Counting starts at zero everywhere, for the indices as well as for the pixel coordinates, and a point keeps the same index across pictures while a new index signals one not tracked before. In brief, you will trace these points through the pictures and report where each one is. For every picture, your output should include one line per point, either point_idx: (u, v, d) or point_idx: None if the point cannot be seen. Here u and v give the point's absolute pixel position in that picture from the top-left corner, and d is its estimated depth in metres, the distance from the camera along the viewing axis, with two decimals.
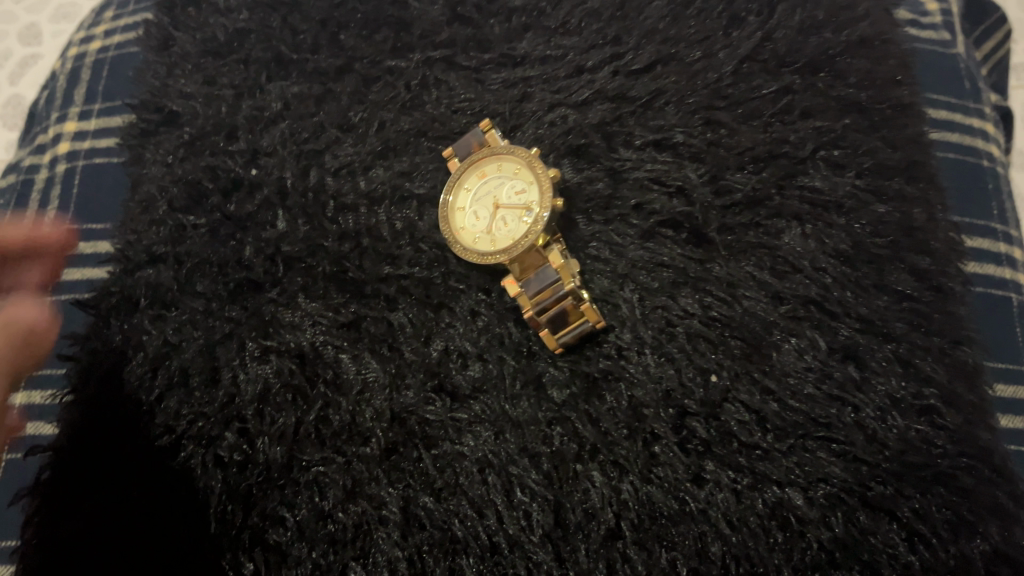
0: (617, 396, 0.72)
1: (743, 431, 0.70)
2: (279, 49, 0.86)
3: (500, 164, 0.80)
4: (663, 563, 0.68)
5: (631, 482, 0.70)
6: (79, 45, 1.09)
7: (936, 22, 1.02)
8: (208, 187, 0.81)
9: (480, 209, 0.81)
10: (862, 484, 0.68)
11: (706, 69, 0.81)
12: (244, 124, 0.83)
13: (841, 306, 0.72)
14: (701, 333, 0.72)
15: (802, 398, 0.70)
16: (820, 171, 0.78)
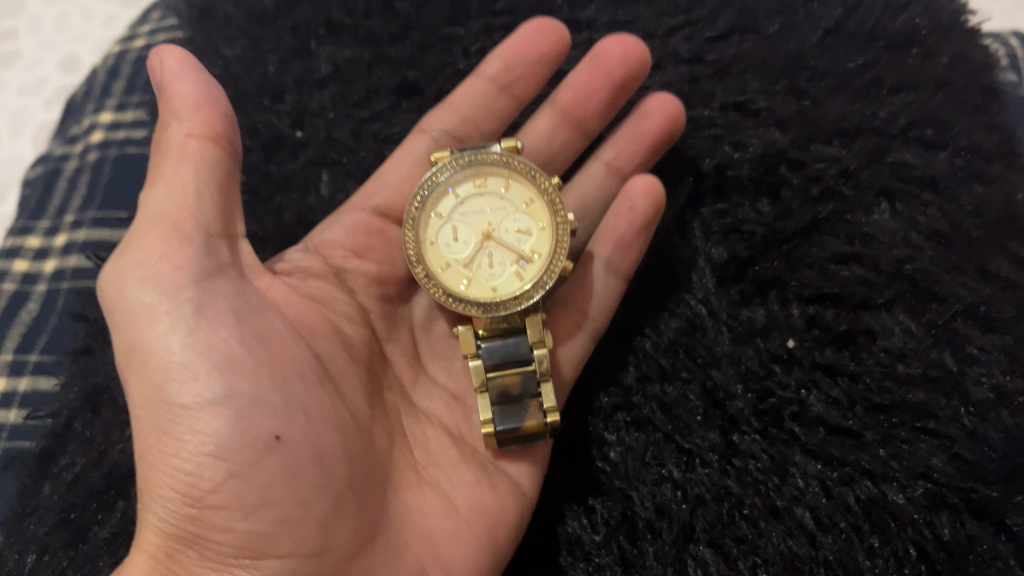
0: (692, 376, 0.64)
1: (833, 412, 0.63)
2: (329, 13, 0.81)
3: (445, 190, 0.64)
4: (743, 567, 0.59)
5: (707, 470, 0.62)
6: (122, 43, 1.10)
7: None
8: (248, 144, 0.75)
9: (464, 229, 0.64)
10: (965, 485, 0.60)
11: (786, 39, 0.75)
12: (292, 87, 0.78)
13: (929, 273, 0.66)
14: (815, 316, 0.66)
15: (902, 383, 0.63)
16: (911, 148, 0.72)
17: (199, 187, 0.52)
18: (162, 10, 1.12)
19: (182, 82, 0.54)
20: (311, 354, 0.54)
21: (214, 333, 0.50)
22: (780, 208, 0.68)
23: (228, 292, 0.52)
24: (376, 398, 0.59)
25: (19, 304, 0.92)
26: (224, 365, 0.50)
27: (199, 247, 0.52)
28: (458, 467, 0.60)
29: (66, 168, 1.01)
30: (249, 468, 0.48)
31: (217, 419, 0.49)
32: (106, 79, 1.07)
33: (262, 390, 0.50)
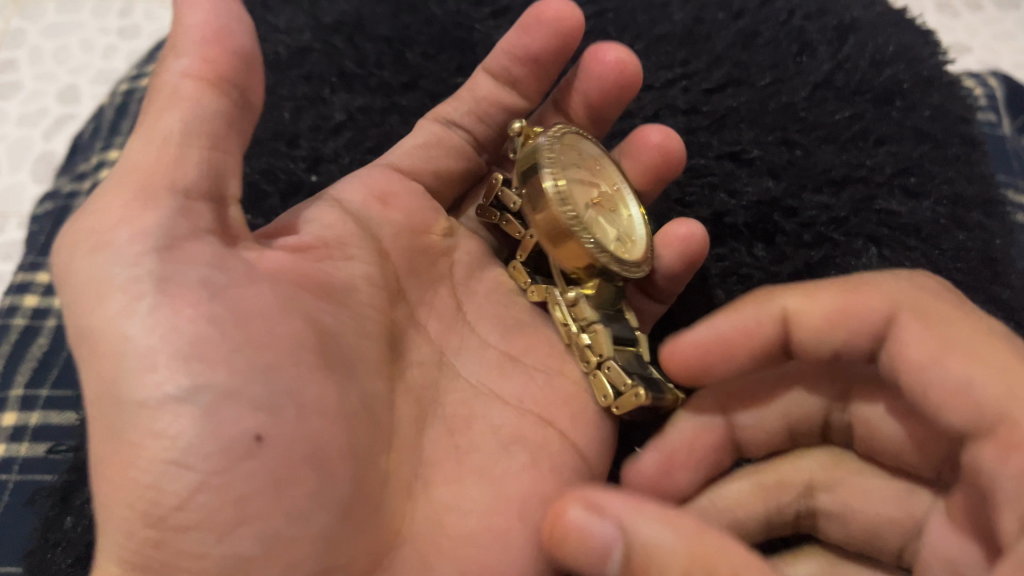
0: None
1: None
2: (342, 64, 0.85)
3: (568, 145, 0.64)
4: None
5: None
6: (130, 83, 1.13)
7: (982, 104, 1.08)
8: (266, 188, 0.78)
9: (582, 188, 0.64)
10: None
11: (778, 92, 0.80)
12: (306, 132, 0.81)
13: None
14: None
15: None
16: (896, 197, 0.76)
17: (187, 133, 0.45)
18: None
19: (193, 11, 0.46)
20: (308, 331, 0.46)
21: (180, 315, 0.42)
22: (776, 254, 0.72)
23: (206, 262, 0.44)
24: (396, 380, 0.52)
25: (28, 340, 0.92)
26: (191, 349, 0.41)
27: (170, 212, 0.44)
28: (509, 449, 0.55)
29: (75, 206, 1.03)
30: (224, 476, 0.40)
31: (184, 418, 0.40)
32: (114, 118, 1.10)
33: (239, 382, 0.41)
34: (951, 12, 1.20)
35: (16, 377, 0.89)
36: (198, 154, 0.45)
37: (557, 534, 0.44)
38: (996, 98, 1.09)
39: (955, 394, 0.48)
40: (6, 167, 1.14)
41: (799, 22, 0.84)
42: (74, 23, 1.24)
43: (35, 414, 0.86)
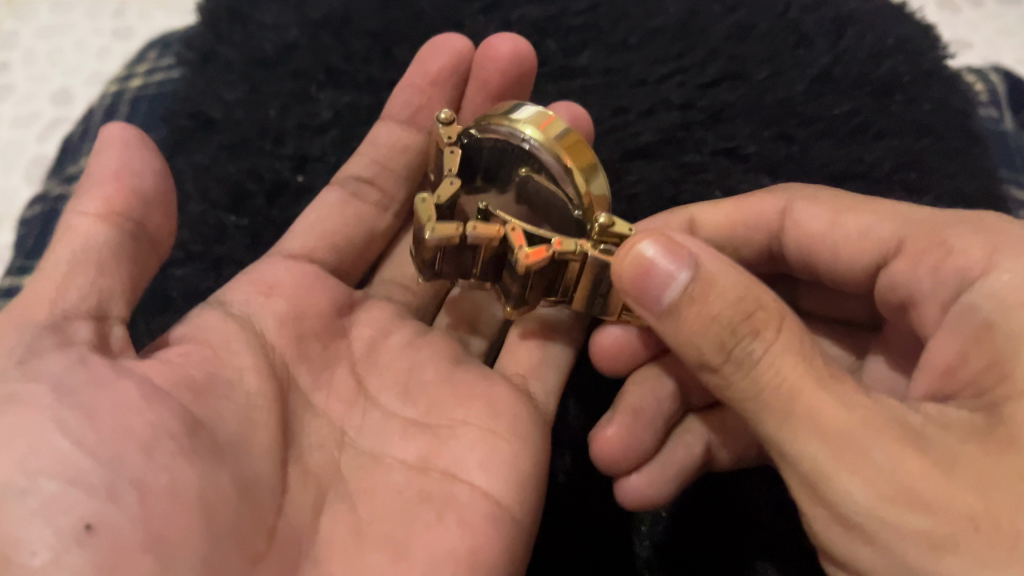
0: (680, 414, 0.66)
1: None
2: (330, 60, 0.83)
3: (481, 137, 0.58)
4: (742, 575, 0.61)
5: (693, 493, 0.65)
6: (119, 84, 1.12)
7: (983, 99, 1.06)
8: (251, 188, 0.76)
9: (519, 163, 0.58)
10: None
11: (775, 86, 0.78)
12: (293, 130, 0.80)
13: None
14: None
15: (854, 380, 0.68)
16: (897, 193, 0.74)
17: (73, 263, 0.47)
18: (158, 51, 1.15)
19: (97, 154, 0.50)
20: (170, 418, 0.45)
21: (23, 419, 0.42)
22: None
23: (59, 370, 0.44)
24: (288, 465, 0.50)
25: None
26: (31, 451, 0.41)
27: (37, 331, 0.45)
28: (414, 511, 0.49)
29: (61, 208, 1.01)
30: (54, 565, 0.39)
31: (20, 521, 0.39)
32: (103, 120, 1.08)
33: (78, 469, 0.41)
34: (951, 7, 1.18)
35: None
36: (83, 280, 0.47)
37: (626, 270, 0.47)
38: (999, 92, 1.07)
39: (859, 237, 0.56)
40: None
41: (796, 14, 0.82)
42: (67, 25, 1.23)
43: None
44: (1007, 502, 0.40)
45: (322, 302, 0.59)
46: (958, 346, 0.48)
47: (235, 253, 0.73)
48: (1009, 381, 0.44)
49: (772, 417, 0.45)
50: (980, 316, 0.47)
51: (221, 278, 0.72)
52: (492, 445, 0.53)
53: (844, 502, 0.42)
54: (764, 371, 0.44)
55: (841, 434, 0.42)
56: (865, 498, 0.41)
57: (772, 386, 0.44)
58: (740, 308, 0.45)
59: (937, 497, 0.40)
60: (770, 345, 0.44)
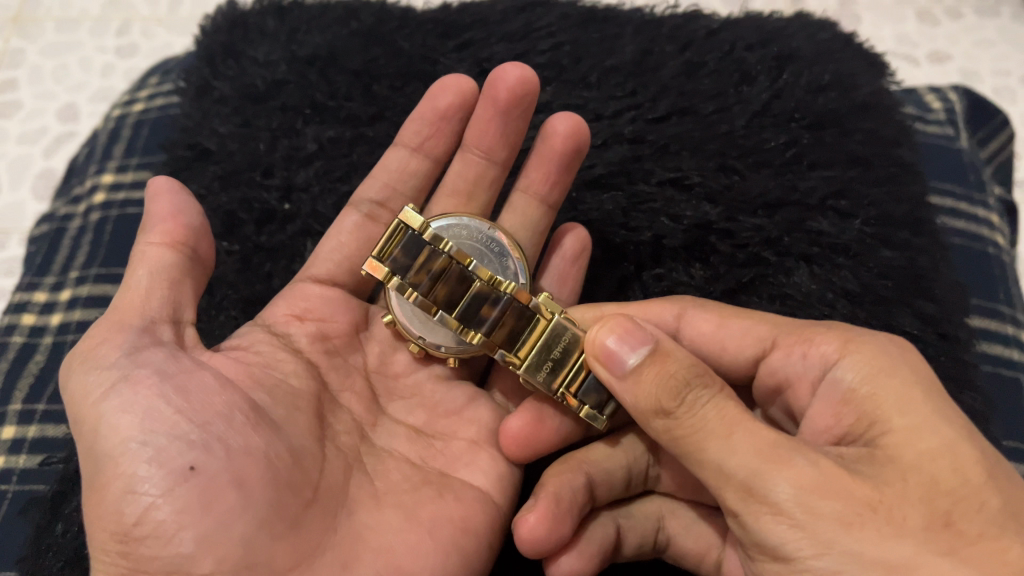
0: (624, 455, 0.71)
1: None
2: (315, 96, 0.91)
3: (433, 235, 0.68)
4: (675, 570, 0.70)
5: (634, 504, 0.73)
6: (122, 107, 1.20)
7: (940, 118, 1.12)
8: (242, 217, 0.84)
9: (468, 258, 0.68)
10: None
11: (720, 121, 0.86)
12: (280, 162, 0.87)
13: None
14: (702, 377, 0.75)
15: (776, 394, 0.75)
16: (828, 219, 0.81)
17: (151, 281, 0.58)
18: (160, 78, 1.23)
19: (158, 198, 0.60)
20: (242, 401, 0.55)
21: (137, 392, 0.52)
22: (710, 273, 0.78)
23: (158, 360, 0.54)
24: (326, 437, 0.59)
25: (26, 358, 0.98)
26: (145, 416, 0.52)
27: (136, 330, 0.56)
28: (420, 488, 0.60)
29: (70, 228, 1.09)
30: (168, 497, 0.50)
31: (134, 461, 0.51)
32: (106, 142, 1.16)
33: (179, 429, 0.52)
34: (909, 42, 1.28)
35: (14, 394, 0.95)
36: (163, 293, 0.58)
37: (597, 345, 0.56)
38: (956, 110, 1.13)
39: (741, 336, 0.63)
40: (7, 184, 1.20)
41: (740, 53, 0.90)
42: (72, 42, 1.30)
43: (31, 426, 0.92)
44: (900, 497, 0.48)
45: (343, 325, 0.69)
46: (831, 408, 0.55)
47: (226, 277, 0.80)
48: (879, 424, 0.52)
49: (714, 449, 0.51)
50: (842, 388, 0.55)
51: (214, 300, 0.79)
52: (477, 456, 0.65)
53: (772, 497, 0.48)
54: (710, 412, 0.51)
55: (775, 448, 0.50)
56: (791, 492, 0.48)
57: (714, 423, 0.51)
58: (695, 370, 0.53)
59: (847, 488, 0.48)
60: (710, 392, 0.52)
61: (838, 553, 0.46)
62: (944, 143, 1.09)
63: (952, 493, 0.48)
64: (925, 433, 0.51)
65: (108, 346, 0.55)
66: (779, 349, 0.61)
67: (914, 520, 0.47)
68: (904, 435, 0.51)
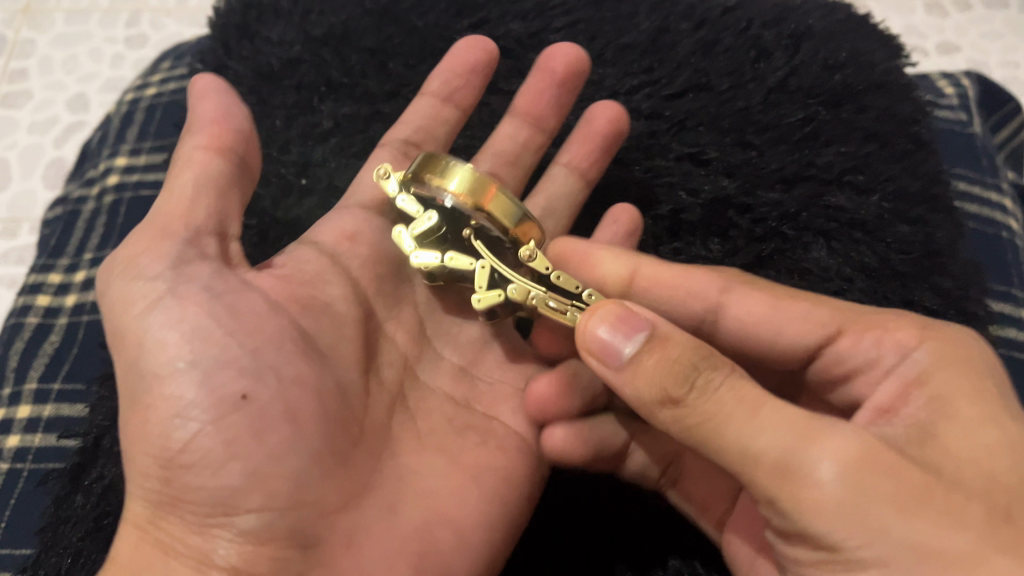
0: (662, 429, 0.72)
1: None
2: (330, 74, 0.91)
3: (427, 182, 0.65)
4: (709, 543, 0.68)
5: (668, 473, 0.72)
6: (135, 91, 1.20)
7: (954, 103, 1.11)
8: (259, 192, 0.84)
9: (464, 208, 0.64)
10: None
11: (736, 97, 0.85)
12: (297, 139, 0.88)
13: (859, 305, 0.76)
14: None
15: None
16: (845, 194, 0.81)
17: (198, 190, 0.58)
18: (172, 61, 1.22)
19: (197, 106, 0.62)
20: (291, 327, 0.57)
21: (185, 309, 0.54)
22: (729, 247, 0.78)
23: (205, 276, 0.56)
24: (371, 370, 0.61)
25: (41, 337, 0.98)
26: (194, 335, 0.53)
27: (181, 241, 0.56)
28: (462, 433, 0.63)
29: (84, 210, 1.09)
30: (217, 424, 0.51)
31: (184, 382, 0.52)
32: (119, 126, 1.16)
33: (230, 354, 0.53)
34: (918, 33, 1.26)
35: (30, 371, 0.95)
36: (207, 203, 0.58)
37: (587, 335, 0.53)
38: (968, 96, 1.12)
39: (800, 318, 0.59)
40: (19, 173, 1.20)
41: (757, 29, 0.89)
42: (82, 34, 1.31)
43: (48, 403, 0.92)
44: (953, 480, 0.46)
45: None
46: (897, 387, 0.53)
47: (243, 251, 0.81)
48: (946, 404, 0.50)
49: (738, 427, 0.48)
50: (918, 370, 0.52)
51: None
52: (518, 403, 0.67)
53: (813, 478, 0.46)
54: (726, 393, 0.49)
55: (810, 426, 0.47)
56: (833, 471, 0.46)
57: (732, 403, 0.48)
58: (700, 350, 0.50)
59: (897, 467, 0.46)
60: (731, 373, 0.49)
61: (890, 539, 0.44)
62: (957, 128, 1.09)
63: (1000, 488, 0.46)
64: (977, 432, 0.48)
65: (152, 254, 0.55)
66: (848, 335, 0.57)
67: (968, 512, 0.45)
68: (954, 429, 0.49)
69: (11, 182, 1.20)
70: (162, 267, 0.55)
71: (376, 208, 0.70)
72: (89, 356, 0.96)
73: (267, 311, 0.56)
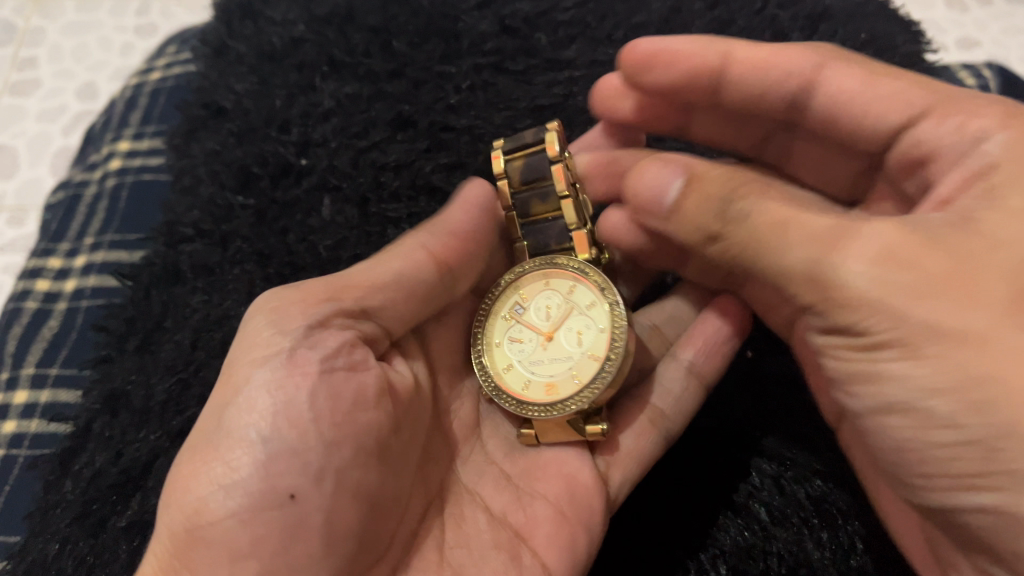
0: (700, 416, 0.70)
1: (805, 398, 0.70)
2: (332, 53, 0.89)
3: (523, 299, 0.71)
4: (740, 548, 0.66)
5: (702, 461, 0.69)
6: (139, 76, 1.18)
7: None
8: (257, 171, 0.82)
9: (549, 314, 0.69)
10: None
11: None
12: (297, 118, 0.85)
13: None
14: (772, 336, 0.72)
15: None
16: None
17: (400, 281, 0.60)
18: (177, 45, 1.20)
19: (459, 209, 0.67)
20: (380, 425, 0.54)
21: (291, 379, 0.52)
22: None
23: (331, 349, 0.54)
24: (422, 469, 0.60)
25: (40, 321, 0.96)
26: (280, 412, 0.50)
27: (330, 312, 0.55)
28: (489, 554, 0.58)
29: (85, 194, 1.07)
30: (253, 517, 0.48)
31: (248, 456, 0.49)
32: (123, 111, 1.15)
33: (304, 446, 0.50)
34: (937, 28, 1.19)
35: (27, 355, 0.93)
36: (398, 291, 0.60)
37: (636, 186, 0.57)
38: (991, 87, 1.08)
39: (884, 96, 0.58)
40: (27, 160, 1.19)
41: (773, 10, 0.86)
42: (92, 22, 1.28)
43: (44, 389, 0.91)
44: (981, 277, 0.44)
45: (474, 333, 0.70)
46: (959, 180, 0.52)
47: (239, 231, 0.80)
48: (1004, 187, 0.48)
49: (768, 249, 0.51)
50: (986, 160, 0.50)
51: (228, 254, 0.80)
52: (558, 528, 0.60)
53: (839, 276, 0.47)
54: (754, 219, 0.52)
55: (824, 233, 0.49)
56: (858, 266, 0.46)
57: (759, 225, 0.52)
58: (728, 184, 0.54)
59: (916, 258, 0.46)
60: (755, 201, 0.53)
61: (905, 320, 0.45)
62: None
63: None
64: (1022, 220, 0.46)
65: (300, 318, 0.55)
66: (932, 117, 0.55)
67: (993, 288, 0.44)
68: (999, 216, 0.47)
69: (19, 171, 1.19)
70: (290, 336, 0.53)
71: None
72: (84, 341, 0.94)
73: (373, 400, 0.54)
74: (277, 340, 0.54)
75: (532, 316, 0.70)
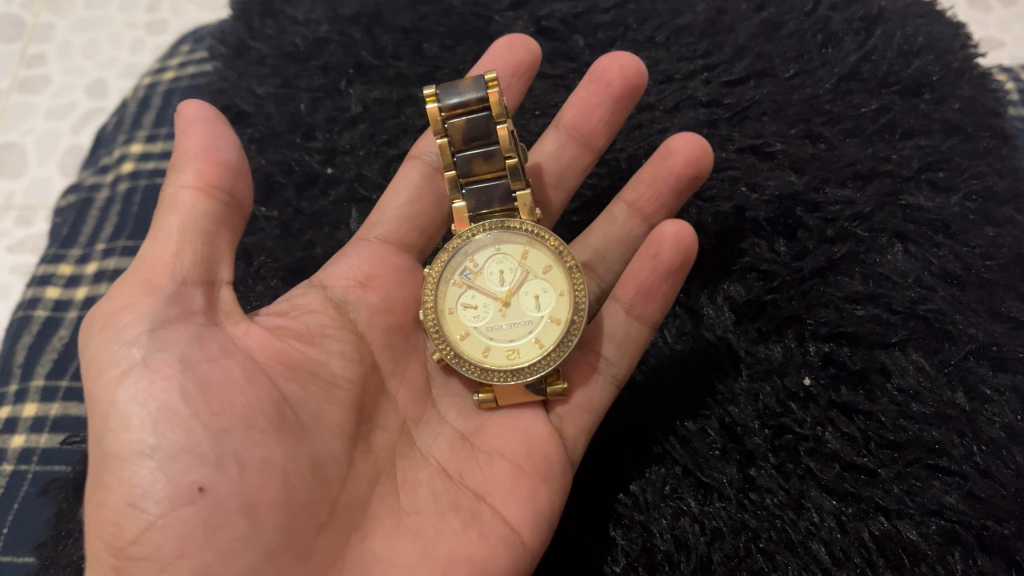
0: (756, 443, 0.65)
1: (869, 428, 0.66)
2: (359, 55, 0.84)
3: (468, 259, 0.66)
4: None
5: (756, 493, 0.64)
6: (153, 76, 1.14)
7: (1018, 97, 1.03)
8: (282, 181, 0.78)
9: (500, 277, 0.66)
10: (980, 522, 0.62)
11: (803, 84, 0.78)
12: (323, 124, 0.81)
13: (940, 313, 0.68)
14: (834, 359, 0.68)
15: (920, 401, 0.66)
16: (923, 191, 0.74)
17: (183, 232, 0.50)
18: (191, 44, 1.16)
19: (187, 134, 0.52)
20: (269, 399, 0.49)
21: (155, 383, 0.46)
22: (797, 249, 0.71)
23: (183, 340, 0.48)
24: (360, 438, 0.55)
25: (51, 331, 0.92)
26: (158, 416, 0.45)
27: (165, 296, 0.49)
28: (446, 516, 0.54)
29: (98, 198, 1.03)
30: (168, 517, 0.43)
31: (145, 469, 0.44)
32: (136, 111, 1.10)
33: (194, 440, 0.45)
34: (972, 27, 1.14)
35: (37, 367, 0.89)
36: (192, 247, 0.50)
37: None
38: None
39: None
40: (35, 159, 1.15)
41: (825, 11, 0.82)
42: (101, 17, 1.24)
43: (54, 404, 0.86)
44: None
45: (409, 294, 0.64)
46: None
47: (264, 244, 0.75)
48: None
49: None
50: None
51: (251, 268, 0.74)
52: (518, 480, 0.57)
53: None
54: None
55: None
56: None
57: None
58: None
59: None
60: None
61: None
62: None
63: None
64: None
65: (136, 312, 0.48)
66: None
67: None
68: None
69: (28, 168, 1.14)
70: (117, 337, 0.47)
71: (396, 241, 0.66)
72: None
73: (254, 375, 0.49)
74: (118, 348, 0.47)
75: (484, 275, 0.66)
